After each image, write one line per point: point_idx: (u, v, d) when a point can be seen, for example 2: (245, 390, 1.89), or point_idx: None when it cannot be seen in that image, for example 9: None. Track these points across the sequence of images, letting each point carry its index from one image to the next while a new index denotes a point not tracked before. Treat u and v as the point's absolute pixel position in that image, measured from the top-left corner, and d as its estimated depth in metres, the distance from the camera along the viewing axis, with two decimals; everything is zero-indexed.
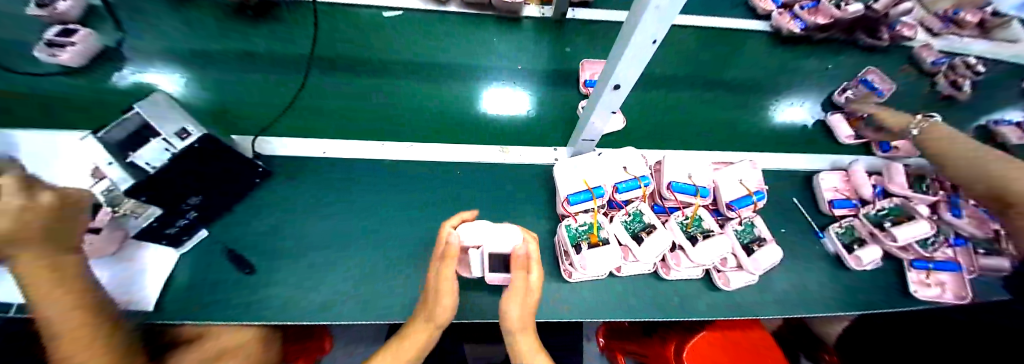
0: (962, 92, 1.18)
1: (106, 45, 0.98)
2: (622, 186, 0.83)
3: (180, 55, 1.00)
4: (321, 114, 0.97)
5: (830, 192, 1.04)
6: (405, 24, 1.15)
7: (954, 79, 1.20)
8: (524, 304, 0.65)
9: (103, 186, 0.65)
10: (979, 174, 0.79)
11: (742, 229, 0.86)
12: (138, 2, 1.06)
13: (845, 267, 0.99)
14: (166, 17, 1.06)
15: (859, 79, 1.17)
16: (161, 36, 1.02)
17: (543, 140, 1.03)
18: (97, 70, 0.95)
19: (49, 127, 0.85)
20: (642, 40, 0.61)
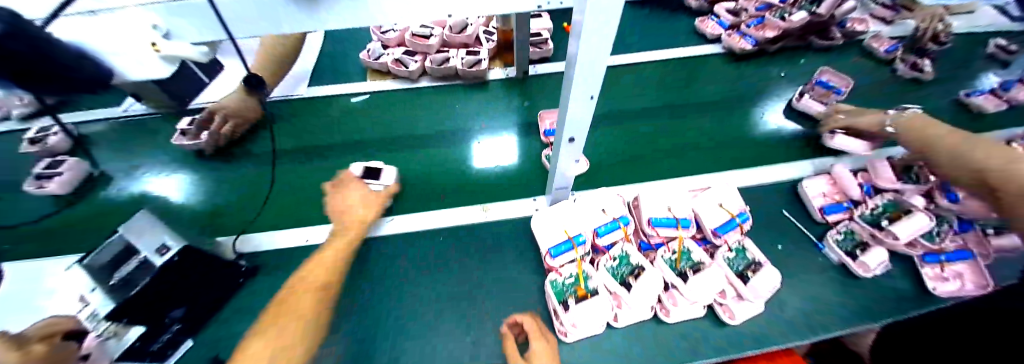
0: (924, 73, 1.42)
1: (96, 168, 1.11)
2: (600, 229, 0.83)
3: (168, 166, 1.12)
4: (308, 197, 1.06)
5: (819, 199, 1.06)
6: (377, 103, 1.27)
7: (914, 64, 1.44)
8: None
9: (88, 311, 0.76)
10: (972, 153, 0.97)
11: (734, 255, 0.83)
12: (134, 123, 1.21)
13: (853, 276, 0.96)
14: (157, 132, 1.20)
15: (813, 82, 1.33)
16: (153, 150, 1.16)
17: (523, 191, 1.08)
18: (87, 194, 1.06)
19: (48, 252, 0.95)
20: (581, 97, 0.62)
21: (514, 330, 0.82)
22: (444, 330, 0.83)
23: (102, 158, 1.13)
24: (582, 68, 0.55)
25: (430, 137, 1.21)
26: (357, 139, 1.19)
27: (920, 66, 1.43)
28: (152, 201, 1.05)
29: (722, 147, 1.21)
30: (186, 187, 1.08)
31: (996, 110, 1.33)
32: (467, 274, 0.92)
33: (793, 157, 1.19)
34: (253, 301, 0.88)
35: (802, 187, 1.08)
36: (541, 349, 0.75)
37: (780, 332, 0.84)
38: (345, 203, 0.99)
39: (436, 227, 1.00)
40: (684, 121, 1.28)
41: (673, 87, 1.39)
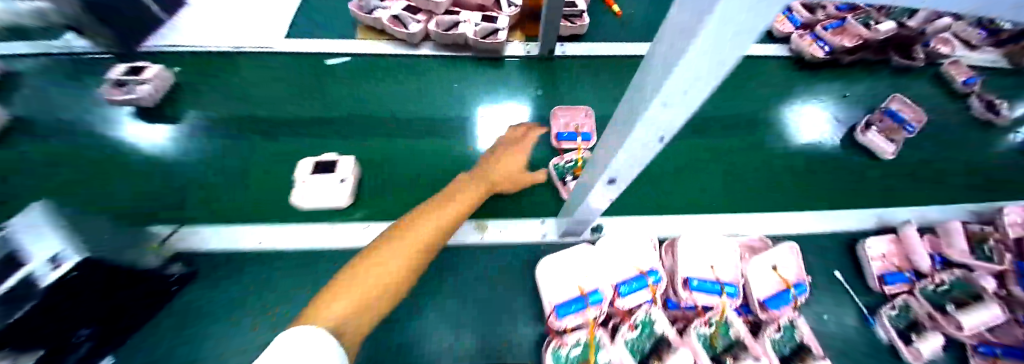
0: (1000, 117, 1.18)
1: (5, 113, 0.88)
2: (623, 288, 0.66)
3: (92, 120, 0.89)
4: (279, 177, 0.87)
5: (879, 262, 0.89)
6: (370, 69, 1.04)
7: (991, 103, 1.20)
8: None
9: None
10: None
11: (782, 336, 0.67)
12: (61, 61, 0.98)
13: (900, 360, 0.83)
14: (87, 75, 0.96)
15: (883, 110, 1.10)
16: (77, 95, 0.93)
17: (531, 208, 0.86)
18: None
19: None
20: (643, 139, 0.40)
21: None
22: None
23: (13, 100, 0.90)
24: (656, 107, 0.31)
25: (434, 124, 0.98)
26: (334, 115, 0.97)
27: (997, 108, 1.19)
28: (69, 163, 0.83)
29: (775, 178, 1.01)
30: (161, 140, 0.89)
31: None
32: (448, 309, 0.73)
33: (853, 202, 1.00)
34: (182, 315, 0.70)
35: (862, 243, 0.92)
36: None
37: None
38: (500, 164, 0.86)
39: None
40: (736, 138, 1.06)
41: (727, 94, 1.16)
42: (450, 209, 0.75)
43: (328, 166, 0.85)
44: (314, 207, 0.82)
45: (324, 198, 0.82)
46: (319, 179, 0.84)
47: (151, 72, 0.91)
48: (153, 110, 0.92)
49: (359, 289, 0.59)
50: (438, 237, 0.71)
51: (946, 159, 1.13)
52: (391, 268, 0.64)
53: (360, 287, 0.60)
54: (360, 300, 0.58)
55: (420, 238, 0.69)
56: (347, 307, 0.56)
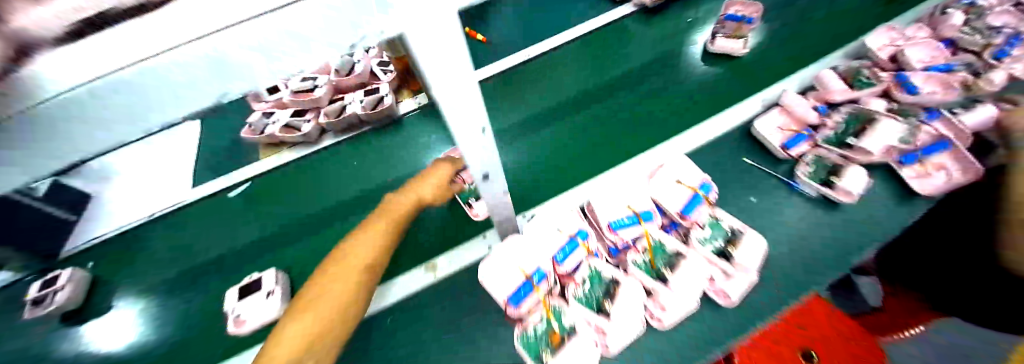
0: None
1: None
2: (559, 256, 0.71)
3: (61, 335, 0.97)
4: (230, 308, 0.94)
5: (778, 134, 0.96)
6: (296, 175, 1.15)
7: None
8: None
9: None
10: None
11: (709, 233, 0.73)
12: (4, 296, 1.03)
13: (835, 204, 0.89)
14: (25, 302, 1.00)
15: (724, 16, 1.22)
16: (29, 327, 0.98)
17: (466, 228, 0.94)
18: None
19: None
20: (470, 131, 0.47)
21: None
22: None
23: None
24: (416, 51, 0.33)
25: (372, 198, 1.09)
26: (274, 228, 1.07)
27: None
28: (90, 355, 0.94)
29: (680, 113, 1.09)
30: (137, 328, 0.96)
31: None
32: (428, 346, 0.80)
33: (741, 94, 1.11)
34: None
35: (756, 127, 0.99)
36: None
37: (771, 301, 0.77)
38: (421, 184, 0.84)
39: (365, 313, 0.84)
40: (636, 90, 1.17)
41: (602, 59, 1.27)
42: (390, 212, 0.81)
43: (252, 286, 0.89)
44: (254, 327, 0.87)
45: (259, 315, 0.86)
46: (251, 303, 0.87)
47: (64, 279, 0.97)
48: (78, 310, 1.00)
49: (309, 318, 0.68)
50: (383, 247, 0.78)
51: (817, 30, 1.23)
52: (344, 287, 0.72)
53: (315, 315, 0.68)
54: (317, 329, 0.67)
55: (360, 264, 0.74)
56: (299, 346, 0.65)
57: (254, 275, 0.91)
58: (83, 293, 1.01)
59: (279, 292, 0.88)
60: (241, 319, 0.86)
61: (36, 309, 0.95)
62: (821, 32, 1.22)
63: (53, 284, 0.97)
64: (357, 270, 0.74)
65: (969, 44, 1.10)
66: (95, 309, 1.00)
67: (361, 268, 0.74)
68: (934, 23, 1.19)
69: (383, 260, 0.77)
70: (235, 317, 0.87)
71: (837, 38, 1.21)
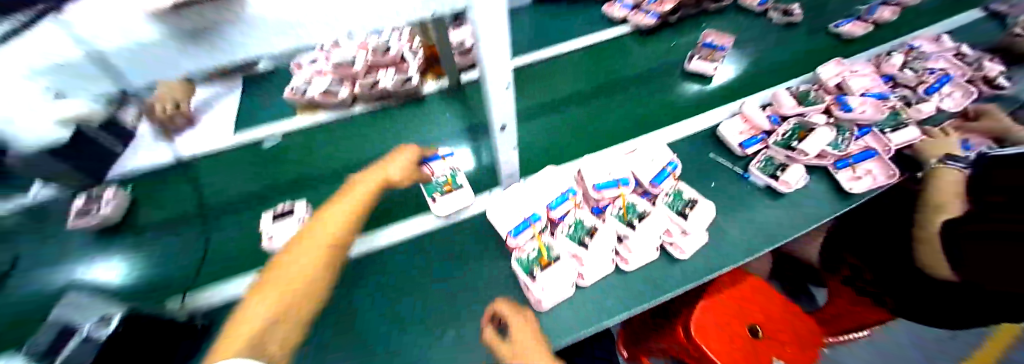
0: (796, 18, 1.64)
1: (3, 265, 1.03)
2: (552, 203, 0.89)
3: (89, 245, 1.05)
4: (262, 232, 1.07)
5: (739, 136, 1.18)
6: (330, 133, 1.31)
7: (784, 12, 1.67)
8: (525, 330, 0.80)
9: None
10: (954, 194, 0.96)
11: (672, 199, 0.92)
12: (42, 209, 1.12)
13: (778, 194, 1.08)
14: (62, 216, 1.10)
15: (701, 45, 1.49)
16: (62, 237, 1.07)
17: (476, 188, 1.13)
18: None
19: None
20: (497, 86, 0.66)
21: (497, 324, 0.83)
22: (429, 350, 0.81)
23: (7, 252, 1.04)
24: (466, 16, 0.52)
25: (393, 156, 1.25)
26: (299, 176, 1.21)
27: (789, 12, 1.66)
28: (100, 280, 0.98)
29: (670, 118, 1.31)
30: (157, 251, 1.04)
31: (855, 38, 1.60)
32: (434, 273, 0.93)
33: (712, 105, 1.34)
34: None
35: (721, 130, 1.21)
36: (521, 325, 0.82)
37: (724, 260, 0.93)
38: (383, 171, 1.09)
39: (351, 256, 0.97)
40: (635, 96, 1.38)
41: (600, 68, 1.50)
42: (359, 194, 1.04)
43: (285, 213, 1.04)
44: (282, 246, 1.00)
45: (292, 235, 1.00)
46: (283, 225, 1.02)
47: (111, 193, 1.10)
48: (116, 225, 1.10)
49: (282, 282, 0.81)
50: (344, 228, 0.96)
51: (772, 66, 1.50)
52: (310, 260, 0.86)
53: (279, 286, 0.80)
54: (294, 287, 0.81)
55: (325, 238, 0.91)
56: (279, 300, 0.78)
57: (286, 205, 1.07)
58: (123, 210, 1.13)
59: (306, 220, 1.04)
60: (273, 238, 1.00)
61: (80, 219, 1.04)
62: (782, 67, 1.50)
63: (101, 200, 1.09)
64: (323, 243, 0.90)
65: (904, 80, 1.35)
66: (132, 225, 1.11)
67: (326, 242, 0.90)
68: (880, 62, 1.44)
69: (346, 236, 0.95)
70: (269, 236, 1.01)
71: (795, 73, 1.46)
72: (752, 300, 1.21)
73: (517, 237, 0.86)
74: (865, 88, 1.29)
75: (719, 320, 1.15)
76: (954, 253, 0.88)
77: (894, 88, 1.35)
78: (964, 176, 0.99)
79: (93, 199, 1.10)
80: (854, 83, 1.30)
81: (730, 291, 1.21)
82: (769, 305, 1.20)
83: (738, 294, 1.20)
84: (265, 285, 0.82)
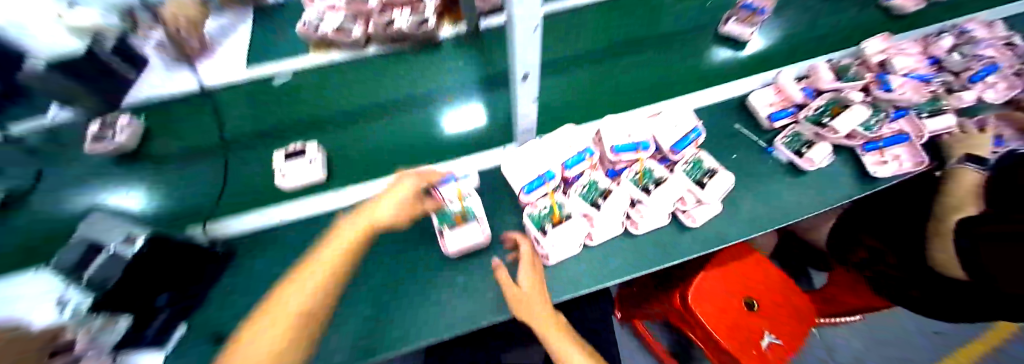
0: None
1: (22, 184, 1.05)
2: (568, 162, 0.87)
3: (109, 171, 1.07)
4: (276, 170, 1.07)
5: (768, 108, 1.12)
6: (342, 75, 1.27)
7: None
8: (529, 270, 0.81)
9: (70, 309, 0.68)
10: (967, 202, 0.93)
11: (691, 167, 0.90)
12: (61, 131, 1.13)
13: (800, 171, 1.05)
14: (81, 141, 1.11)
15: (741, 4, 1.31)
16: (83, 162, 1.09)
17: (490, 143, 1.10)
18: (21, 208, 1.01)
19: None
20: (525, 29, 0.61)
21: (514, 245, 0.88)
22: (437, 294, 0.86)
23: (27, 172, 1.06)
24: None
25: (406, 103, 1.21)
26: (310, 117, 1.19)
27: None
28: (122, 206, 1.01)
29: (698, 84, 1.23)
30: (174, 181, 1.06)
31: (910, 14, 1.45)
32: None
33: (745, 72, 1.26)
34: (239, 299, 0.87)
35: (750, 100, 1.16)
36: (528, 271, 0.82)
37: (735, 233, 0.92)
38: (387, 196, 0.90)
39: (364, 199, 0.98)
40: (651, 59, 1.29)
41: (629, 25, 1.39)
42: (343, 238, 0.85)
43: (296, 153, 1.05)
44: (293, 187, 1.02)
45: (304, 175, 1.01)
46: (295, 164, 1.03)
47: (124, 121, 1.10)
48: (133, 154, 1.11)
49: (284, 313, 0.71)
50: (327, 283, 0.77)
51: (815, 34, 1.38)
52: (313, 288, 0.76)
53: (279, 317, 0.70)
54: (280, 346, 0.67)
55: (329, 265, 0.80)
56: (270, 349, 0.66)
57: (298, 145, 1.07)
58: (138, 139, 1.13)
59: (318, 161, 1.04)
60: (286, 176, 1.02)
61: (98, 144, 1.06)
62: (825, 37, 1.38)
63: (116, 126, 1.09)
64: (331, 268, 0.79)
65: (950, 65, 1.24)
66: (149, 154, 1.12)
67: (331, 271, 0.79)
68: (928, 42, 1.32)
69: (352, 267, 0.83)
70: (281, 174, 1.02)
71: (838, 46, 1.36)
72: (756, 275, 1.22)
73: (530, 194, 0.85)
74: (905, 71, 1.19)
75: (718, 289, 1.18)
76: (963, 243, 0.86)
77: (937, 73, 1.24)
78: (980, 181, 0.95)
79: (108, 125, 1.10)
80: (892, 64, 1.20)
81: (734, 265, 1.22)
82: (771, 281, 1.22)
83: (740, 268, 1.22)
84: (261, 318, 0.72)
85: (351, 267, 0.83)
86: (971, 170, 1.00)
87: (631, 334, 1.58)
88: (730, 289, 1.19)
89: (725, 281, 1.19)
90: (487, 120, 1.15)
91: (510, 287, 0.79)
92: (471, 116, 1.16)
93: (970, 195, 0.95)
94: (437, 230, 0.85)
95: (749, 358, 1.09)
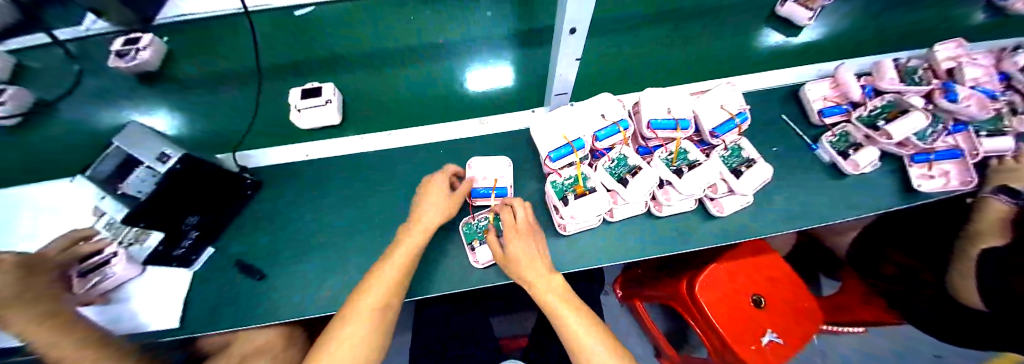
0: None
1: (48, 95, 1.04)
2: (601, 133, 0.83)
3: (132, 91, 1.06)
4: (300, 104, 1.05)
5: (820, 102, 1.05)
6: (363, 8, 1.13)
7: None
8: (527, 244, 0.75)
9: (104, 221, 0.81)
10: (990, 229, 0.91)
11: (729, 154, 0.86)
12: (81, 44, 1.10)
13: (842, 174, 0.99)
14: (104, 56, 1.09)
15: None
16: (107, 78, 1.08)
17: (519, 106, 1.08)
18: (53, 120, 1.02)
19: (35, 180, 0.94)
20: None
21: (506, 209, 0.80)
22: (457, 248, 0.88)
23: (55, 84, 1.06)
24: None
25: (434, 51, 1.12)
26: (332, 52, 1.11)
27: None
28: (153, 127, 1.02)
29: (722, 74, 1.14)
30: (195, 107, 1.05)
31: (1000, 17, 1.24)
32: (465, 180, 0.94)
33: (803, 60, 1.15)
34: (266, 227, 0.93)
35: (805, 92, 1.07)
36: (525, 247, 0.75)
37: (761, 227, 0.90)
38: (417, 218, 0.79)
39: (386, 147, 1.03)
40: (651, 51, 1.13)
41: None
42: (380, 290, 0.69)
43: (312, 92, 0.99)
44: (308, 128, 1.02)
45: (320, 119, 1.00)
46: (309, 103, 0.97)
47: (145, 40, 1.02)
48: (151, 74, 1.07)
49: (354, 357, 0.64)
50: (380, 325, 0.68)
51: (903, 21, 1.20)
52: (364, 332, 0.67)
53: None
54: None
55: (374, 307, 0.68)
56: None
57: (315, 84, 1.02)
58: (160, 59, 1.07)
59: (335, 103, 0.99)
60: (301, 115, 0.98)
61: (121, 62, 1.01)
62: (908, 23, 1.21)
63: (137, 43, 1.03)
64: (378, 303, 0.69)
65: (1020, 84, 1.03)
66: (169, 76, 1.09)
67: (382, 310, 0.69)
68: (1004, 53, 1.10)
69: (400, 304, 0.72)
70: (297, 111, 0.98)
71: (916, 39, 1.21)
72: (772, 273, 1.20)
73: (558, 159, 0.82)
74: (972, 84, 1.01)
75: (723, 283, 1.16)
76: (991, 285, 0.82)
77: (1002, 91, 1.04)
78: (1008, 208, 0.91)
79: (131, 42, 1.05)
80: (962, 75, 1.01)
81: (747, 260, 1.21)
82: (785, 284, 1.19)
83: (752, 264, 1.21)
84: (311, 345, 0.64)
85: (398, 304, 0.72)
86: (997, 202, 0.93)
87: (628, 311, 1.60)
88: (739, 284, 1.17)
89: (736, 276, 1.18)
90: (516, 78, 1.09)
91: (507, 259, 0.75)
92: (499, 74, 1.09)
93: (995, 226, 0.90)
94: (466, 246, 0.87)
95: (746, 355, 1.09)
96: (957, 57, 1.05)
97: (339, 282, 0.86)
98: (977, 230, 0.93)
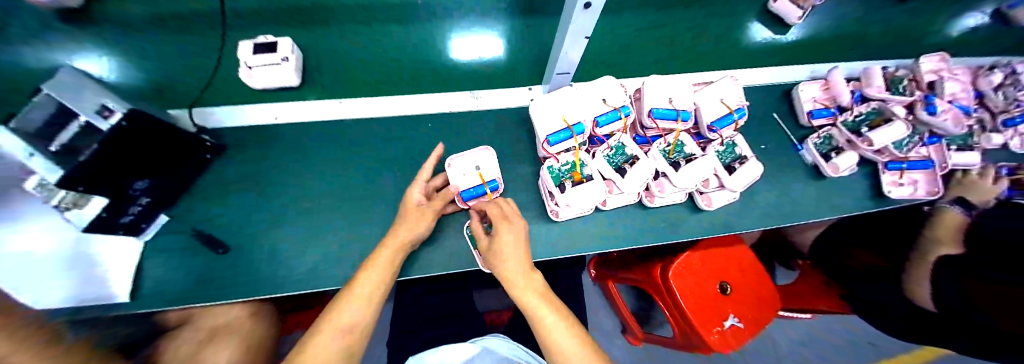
0: None
1: None
2: (602, 119, 0.79)
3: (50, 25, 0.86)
4: None
5: (810, 103, 1.06)
6: None
7: None
8: (513, 234, 0.71)
9: (35, 181, 0.68)
10: (935, 235, 1.00)
11: (724, 149, 0.86)
12: None
13: (821, 175, 1.03)
14: None
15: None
16: None
17: (514, 80, 1.02)
18: None
19: None
20: None
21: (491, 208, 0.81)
22: (442, 228, 0.85)
23: None
24: None
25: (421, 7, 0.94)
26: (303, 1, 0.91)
27: None
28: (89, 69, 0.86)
29: (716, 65, 1.13)
30: (137, 52, 0.89)
31: (989, 33, 1.27)
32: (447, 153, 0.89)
33: (800, 59, 1.15)
34: (231, 194, 0.85)
35: (796, 92, 1.08)
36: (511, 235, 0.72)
37: (741, 223, 0.92)
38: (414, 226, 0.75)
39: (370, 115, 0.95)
40: (670, 27, 1.07)
41: None
42: (374, 278, 0.68)
43: (268, 47, 0.85)
44: (262, 87, 0.89)
45: (275, 78, 0.88)
46: (262, 59, 0.84)
47: None
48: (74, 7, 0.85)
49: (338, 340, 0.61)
50: (365, 323, 0.64)
51: (906, 24, 1.20)
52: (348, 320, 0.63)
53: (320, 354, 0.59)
54: None
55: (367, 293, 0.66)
56: None
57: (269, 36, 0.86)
58: None
59: (292, 63, 0.86)
60: (253, 73, 0.85)
61: None
62: (911, 29, 1.21)
63: None
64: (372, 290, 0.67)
65: (991, 103, 1.09)
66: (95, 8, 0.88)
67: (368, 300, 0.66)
68: (977, 71, 1.14)
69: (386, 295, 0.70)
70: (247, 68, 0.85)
71: (906, 47, 1.23)
72: (741, 264, 1.26)
73: (556, 143, 0.78)
74: (949, 99, 1.06)
75: (695, 271, 1.20)
76: (946, 291, 0.89)
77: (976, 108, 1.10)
78: (961, 218, 1.00)
79: None
80: (948, 90, 1.06)
81: (718, 249, 1.26)
82: (753, 276, 1.26)
83: (723, 255, 1.26)
84: None
85: (386, 291, 0.70)
86: (954, 211, 1.01)
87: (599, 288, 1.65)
88: (710, 271, 1.22)
89: (707, 263, 1.23)
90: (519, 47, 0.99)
91: (492, 250, 0.72)
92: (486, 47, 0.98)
93: (951, 234, 0.98)
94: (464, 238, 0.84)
95: (710, 339, 1.15)
96: (941, 72, 1.08)
97: (312, 257, 0.81)
98: (927, 235, 1.01)
